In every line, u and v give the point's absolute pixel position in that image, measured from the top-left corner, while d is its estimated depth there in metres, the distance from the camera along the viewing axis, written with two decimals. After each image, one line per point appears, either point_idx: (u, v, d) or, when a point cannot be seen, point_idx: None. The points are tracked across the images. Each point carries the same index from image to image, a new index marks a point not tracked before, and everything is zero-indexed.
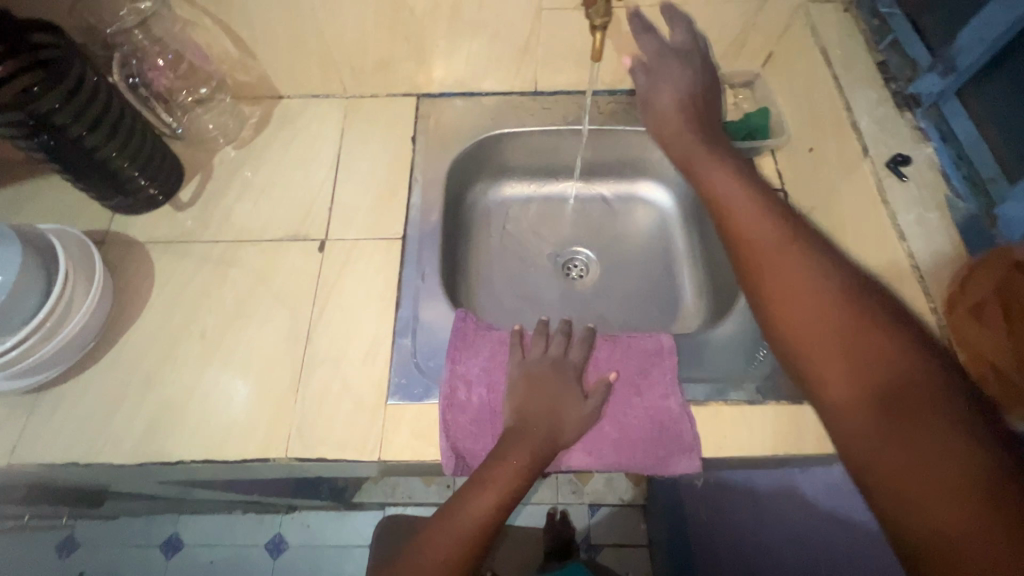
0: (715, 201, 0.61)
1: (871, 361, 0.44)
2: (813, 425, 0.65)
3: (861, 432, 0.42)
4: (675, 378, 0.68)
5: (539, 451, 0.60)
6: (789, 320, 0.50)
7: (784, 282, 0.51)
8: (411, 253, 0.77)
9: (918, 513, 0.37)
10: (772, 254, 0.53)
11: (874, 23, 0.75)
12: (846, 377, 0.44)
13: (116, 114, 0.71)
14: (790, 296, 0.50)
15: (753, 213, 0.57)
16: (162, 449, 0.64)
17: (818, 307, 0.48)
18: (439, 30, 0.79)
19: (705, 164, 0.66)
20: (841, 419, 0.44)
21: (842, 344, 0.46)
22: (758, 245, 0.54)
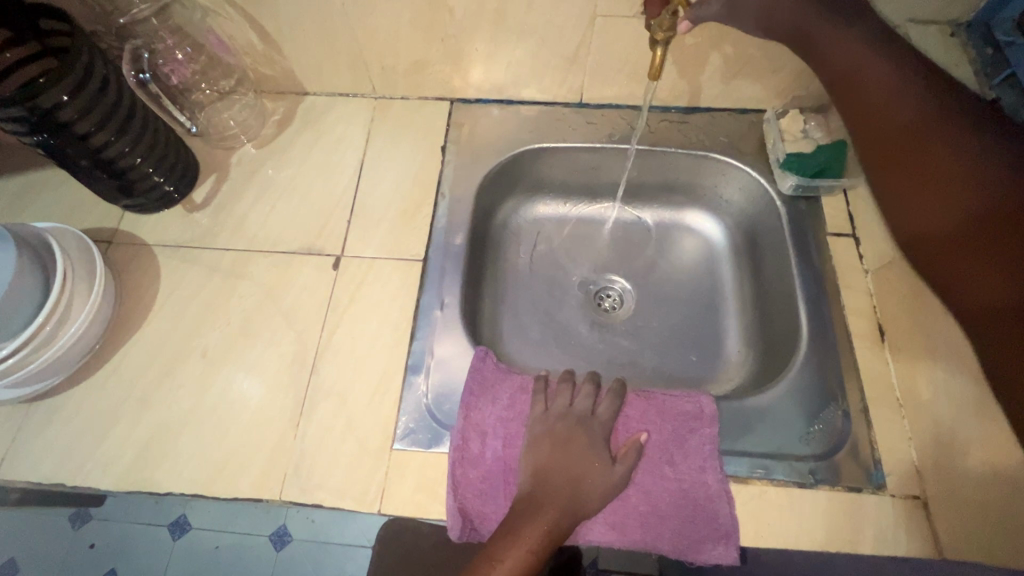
0: (843, 89, 0.56)
1: (1011, 245, 0.44)
2: (874, 521, 0.56)
3: (982, 319, 0.46)
4: (715, 449, 0.60)
5: (554, 529, 0.53)
6: (933, 209, 0.51)
7: (924, 178, 0.51)
8: (432, 277, 0.70)
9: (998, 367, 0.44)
10: (912, 144, 0.51)
11: (988, 52, 0.64)
12: (985, 260, 0.46)
13: (127, 109, 0.65)
14: (939, 189, 0.50)
15: (892, 99, 0.53)
16: (152, 477, 0.60)
17: (958, 193, 0.48)
18: (480, 32, 0.72)
19: (835, 54, 0.55)
20: (975, 297, 0.47)
21: (979, 225, 0.46)
22: (901, 130, 0.52)
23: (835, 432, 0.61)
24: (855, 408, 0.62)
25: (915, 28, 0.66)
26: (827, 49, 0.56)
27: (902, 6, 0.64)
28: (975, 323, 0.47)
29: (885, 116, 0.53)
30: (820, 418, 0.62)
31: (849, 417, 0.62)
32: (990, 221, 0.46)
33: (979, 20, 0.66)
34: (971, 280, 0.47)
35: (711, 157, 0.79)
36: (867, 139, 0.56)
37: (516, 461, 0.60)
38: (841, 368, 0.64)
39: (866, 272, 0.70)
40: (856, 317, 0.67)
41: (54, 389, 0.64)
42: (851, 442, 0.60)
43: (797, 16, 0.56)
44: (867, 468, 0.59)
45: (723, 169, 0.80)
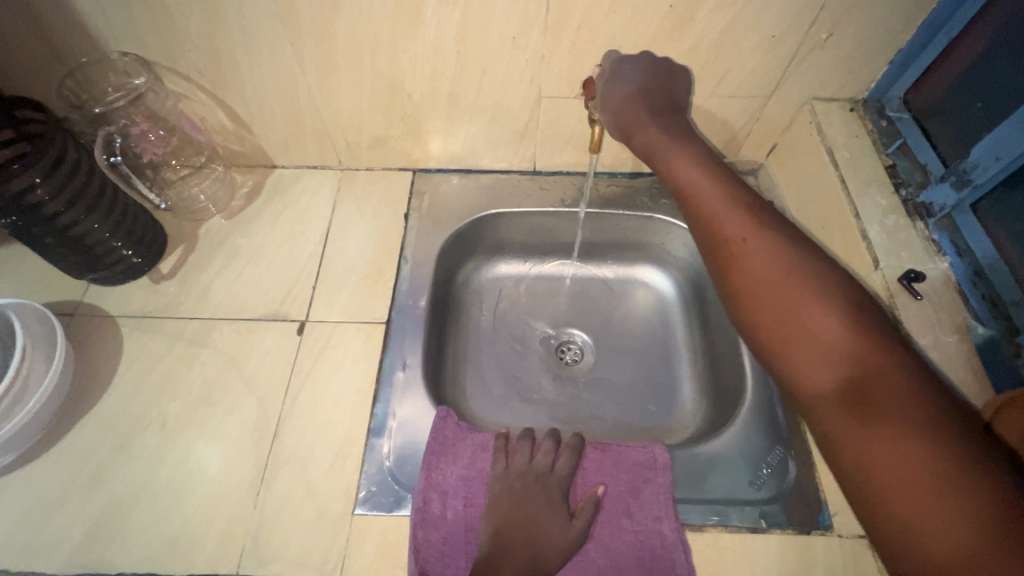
0: (681, 191, 0.55)
1: (851, 354, 0.41)
2: (824, 563, 0.58)
3: (832, 412, 0.39)
4: (670, 498, 0.62)
5: None
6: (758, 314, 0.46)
7: (751, 277, 0.47)
8: (394, 339, 0.73)
9: (872, 473, 0.36)
10: (737, 251, 0.49)
11: (883, 124, 0.74)
12: (816, 357, 0.42)
13: (97, 188, 0.68)
14: (761, 291, 0.46)
15: (720, 203, 0.52)
16: (102, 556, 0.58)
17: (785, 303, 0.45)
18: (436, 111, 0.78)
19: (676, 162, 0.55)
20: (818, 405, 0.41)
21: (806, 328, 0.43)
22: (726, 232, 0.50)
23: (783, 475, 0.64)
24: (800, 451, 0.65)
25: (819, 105, 0.75)
26: (670, 156, 0.56)
27: (807, 86, 0.73)
28: (843, 430, 0.38)
29: (718, 219, 0.51)
30: (767, 462, 0.65)
31: (794, 460, 0.65)
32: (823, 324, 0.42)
33: (873, 97, 0.75)
34: (807, 380, 0.42)
35: (655, 217, 0.86)
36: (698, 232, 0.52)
37: (477, 521, 0.61)
38: (784, 413, 0.68)
39: None
40: None
41: (4, 467, 0.63)
42: (798, 484, 0.63)
43: (653, 138, 0.57)
44: (815, 509, 0.61)
45: (667, 227, 0.86)
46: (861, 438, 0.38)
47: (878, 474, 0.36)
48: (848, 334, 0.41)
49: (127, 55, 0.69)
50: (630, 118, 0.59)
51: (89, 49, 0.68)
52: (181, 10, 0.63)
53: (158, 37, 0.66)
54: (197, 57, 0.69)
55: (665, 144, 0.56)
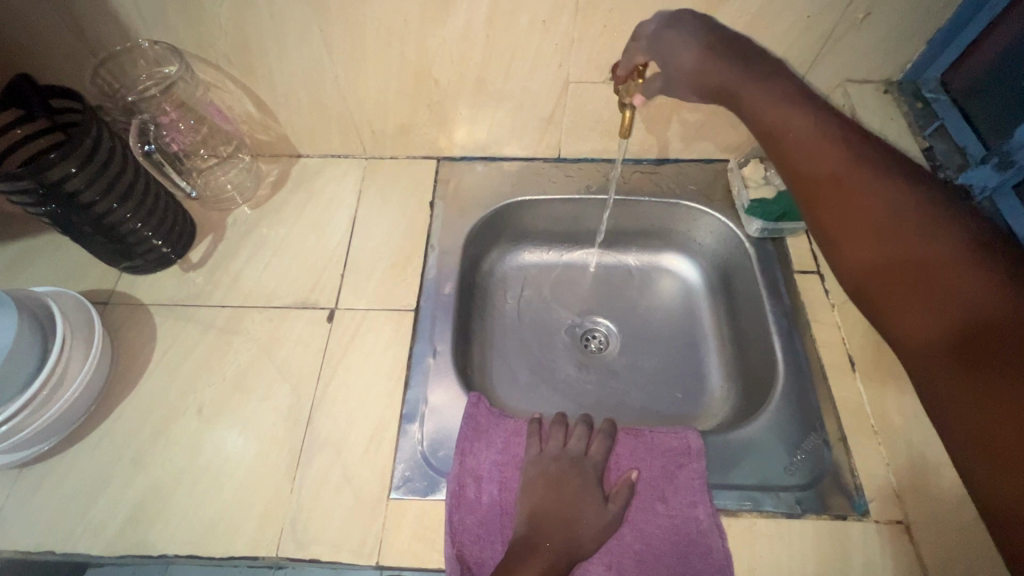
0: (768, 137, 0.53)
1: (968, 322, 0.41)
2: (860, 548, 0.58)
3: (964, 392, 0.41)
4: (704, 483, 0.61)
5: (550, 567, 0.54)
6: (866, 275, 0.48)
7: (859, 232, 0.48)
8: (423, 326, 0.73)
9: (971, 438, 0.40)
10: (837, 191, 0.49)
11: (919, 106, 0.73)
12: (937, 326, 0.43)
13: (129, 176, 0.69)
14: (873, 249, 0.47)
15: (816, 146, 0.50)
16: (144, 538, 0.59)
17: (897, 266, 0.46)
18: (463, 98, 0.78)
19: (756, 99, 0.53)
20: (935, 373, 0.43)
21: (922, 286, 0.44)
22: (828, 183, 0.49)
23: (817, 460, 0.64)
24: (834, 436, 0.65)
25: (852, 87, 0.74)
26: (753, 98, 0.53)
27: (842, 68, 0.72)
28: (955, 404, 0.41)
29: (814, 160, 0.50)
30: (802, 448, 0.64)
31: (828, 446, 0.64)
32: (935, 288, 0.43)
33: (907, 79, 0.74)
34: (929, 349, 0.44)
35: (682, 204, 0.85)
36: (796, 186, 0.52)
37: (512, 505, 0.61)
38: (817, 398, 0.68)
39: (834, 306, 0.74)
40: (828, 350, 0.71)
41: (46, 453, 0.64)
42: (832, 470, 0.63)
43: (727, 75, 0.54)
44: (850, 494, 0.61)
45: (694, 214, 0.85)
46: (972, 419, 0.40)
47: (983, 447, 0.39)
48: (976, 299, 0.41)
49: (159, 43, 0.70)
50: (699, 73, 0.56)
51: (122, 37, 0.69)
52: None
53: (188, 25, 0.67)
54: (226, 45, 0.69)
55: (744, 82, 0.53)
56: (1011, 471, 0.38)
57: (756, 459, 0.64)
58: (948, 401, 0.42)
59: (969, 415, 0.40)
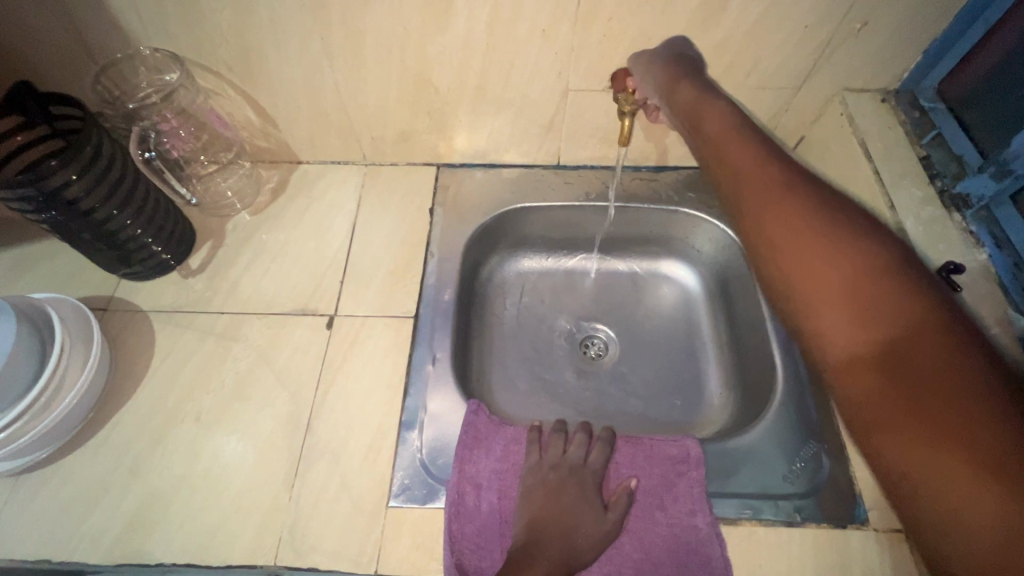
0: (718, 144, 0.53)
1: (905, 331, 0.37)
2: (860, 557, 0.58)
3: (876, 403, 0.36)
4: (704, 491, 0.61)
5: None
6: (807, 287, 0.42)
7: (787, 233, 0.45)
8: (422, 333, 0.73)
9: (853, 414, 0.38)
10: (771, 198, 0.47)
11: (916, 115, 0.73)
12: (861, 330, 0.39)
13: (129, 183, 0.69)
14: (785, 244, 0.45)
15: (755, 156, 0.50)
16: (141, 546, 0.58)
17: (844, 278, 0.41)
18: (462, 106, 0.78)
19: (709, 112, 0.54)
20: (854, 373, 0.38)
21: (847, 284, 0.40)
22: (760, 187, 0.48)
23: (816, 468, 0.63)
24: (833, 444, 0.65)
25: (850, 96, 0.74)
26: (707, 109, 0.54)
27: (839, 77, 0.72)
28: (874, 407, 0.36)
29: (751, 171, 0.49)
30: (801, 456, 0.64)
31: (827, 454, 0.64)
32: (856, 292, 0.40)
33: (905, 88, 0.74)
34: (836, 342, 0.40)
35: (681, 211, 0.85)
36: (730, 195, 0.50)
37: (510, 513, 0.61)
38: (815, 405, 0.68)
39: None
40: None
41: (43, 460, 0.64)
42: (832, 479, 0.63)
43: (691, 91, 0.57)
44: (850, 503, 0.61)
45: (693, 221, 0.86)
46: (901, 437, 0.34)
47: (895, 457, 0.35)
48: (909, 305, 0.38)
49: (160, 51, 0.70)
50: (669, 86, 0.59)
51: (122, 45, 0.69)
52: (212, 6, 0.63)
53: (189, 32, 0.67)
54: (227, 52, 0.69)
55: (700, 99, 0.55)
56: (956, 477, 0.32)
57: (755, 466, 0.64)
58: (859, 411, 0.37)
59: (907, 431, 0.34)
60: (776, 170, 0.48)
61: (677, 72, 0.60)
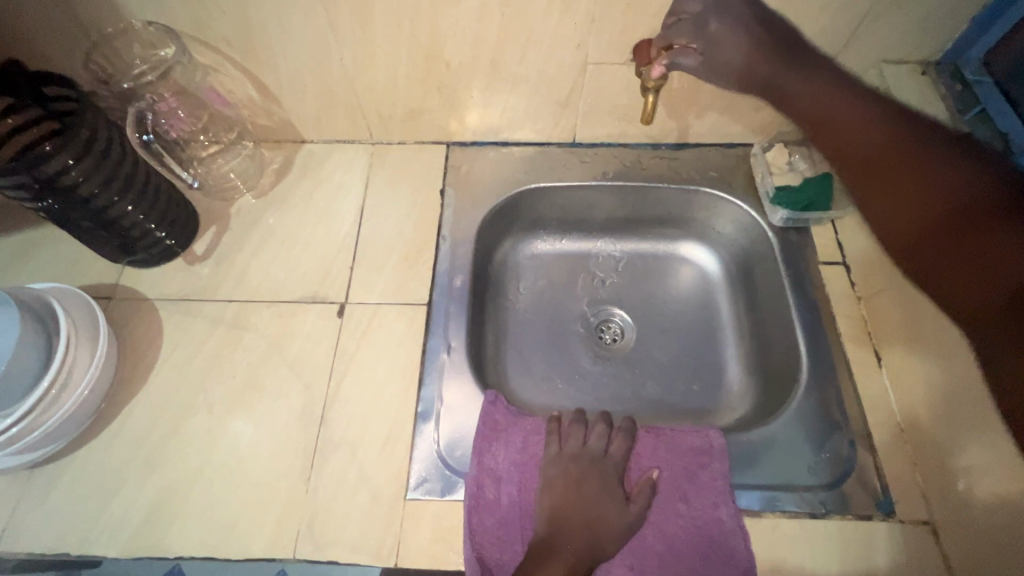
0: (813, 116, 0.57)
1: (1015, 270, 0.41)
2: (885, 549, 0.57)
3: (991, 338, 0.42)
4: (727, 484, 0.60)
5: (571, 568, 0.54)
6: (925, 245, 0.47)
7: (897, 201, 0.50)
8: (437, 321, 0.71)
9: (970, 346, 0.44)
10: (885, 161, 0.51)
11: (958, 88, 0.69)
12: (973, 279, 0.44)
13: (129, 167, 0.66)
14: (908, 196, 0.49)
15: (861, 121, 0.54)
16: (159, 541, 0.58)
17: (946, 221, 0.46)
18: (475, 81, 0.74)
19: (793, 90, 0.59)
20: (985, 326, 0.42)
21: (967, 238, 0.45)
22: (877, 153, 0.52)
23: (841, 460, 0.62)
24: (859, 434, 0.63)
25: (887, 68, 0.70)
26: (793, 87, 0.59)
27: (878, 47, 0.68)
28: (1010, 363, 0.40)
29: (854, 140, 0.53)
30: (827, 447, 0.63)
31: (853, 444, 0.63)
32: (975, 243, 0.44)
33: (947, 59, 0.70)
34: (960, 293, 0.45)
35: (702, 190, 0.82)
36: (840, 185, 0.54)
37: (531, 506, 0.60)
38: (840, 394, 0.66)
39: (861, 299, 0.72)
40: (854, 346, 0.69)
41: (57, 453, 0.63)
42: (857, 471, 0.61)
43: (773, 72, 0.60)
44: (876, 495, 0.60)
45: (715, 201, 0.82)
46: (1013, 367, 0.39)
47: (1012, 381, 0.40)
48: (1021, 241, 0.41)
49: (153, 25, 0.66)
50: (746, 72, 0.61)
51: (113, 18, 0.65)
52: None
53: (185, 5, 0.62)
54: (225, 25, 0.65)
55: (790, 78, 0.59)
56: None
57: (778, 457, 0.62)
58: (998, 359, 0.41)
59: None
60: (884, 132, 0.52)
61: (755, 46, 0.60)
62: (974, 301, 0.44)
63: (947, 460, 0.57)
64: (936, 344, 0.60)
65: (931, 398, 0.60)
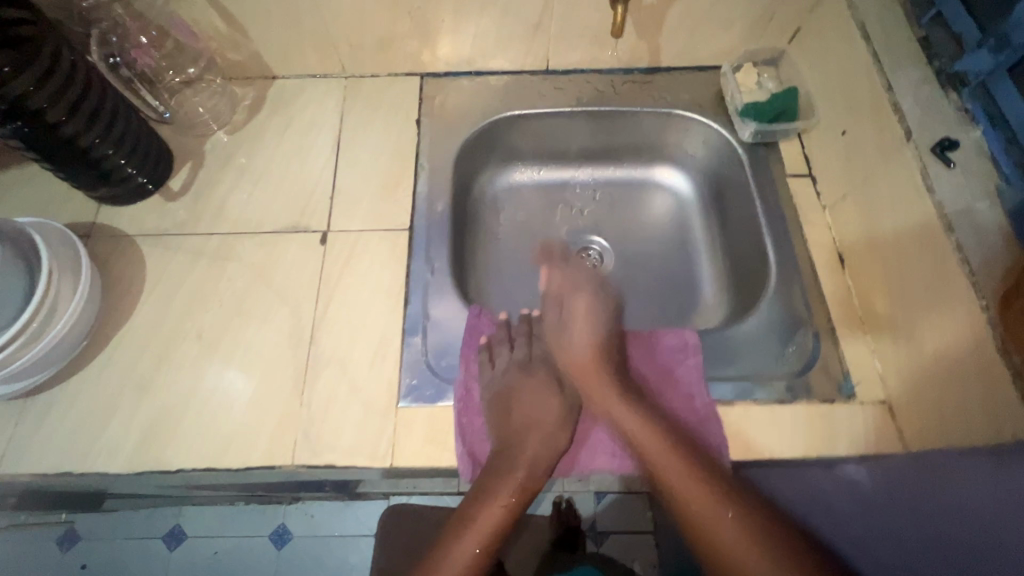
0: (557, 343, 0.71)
1: (711, 501, 0.54)
2: (848, 427, 0.62)
3: (693, 512, 0.54)
4: (702, 377, 0.65)
5: (527, 475, 0.60)
6: (650, 444, 0.59)
7: (637, 436, 0.60)
8: (418, 244, 0.72)
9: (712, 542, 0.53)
10: (592, 375, 0.66)
11: None
12: (681, 490, 0.56)
13: (96, 96, 0.65)
14: (602, 402, 0.64)
15: (589, 318, 0.72)
16: (157, 457, 0.59)
17: (673, 437, 0.59)
18: (445, 4, 0.74)
19: (579, 296, 0.75)
20: (711, 517, 0.53)
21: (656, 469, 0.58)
22: (600, 383, 0.65)
23: (808, 353, 0.66)
24: (824, 328, 0.67)
25: None
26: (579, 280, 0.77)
27: None
28: (688, 487, 0.56)
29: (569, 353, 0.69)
30: (794, 341, 0.67)
31: (817, 338, 0.67)
32: (664, 470, 0.57)
33: None
34: (682, 503, 0.56)
35: (674, 113, 0.83)
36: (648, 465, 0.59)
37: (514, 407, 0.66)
38: (807, 294, 0.69)
39: (827, 208, 0.74)
40: (819, 251, 0.72)
41: (48, 383, 0.63)
42: (822, 361, 0.65)
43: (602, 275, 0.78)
44: (838, 381, 0.64)
45: (687, 123, 0.84)
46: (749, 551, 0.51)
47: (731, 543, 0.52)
48: (709, 483, 0.55)
49: None
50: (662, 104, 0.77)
51: None
52: None
53: None
54: None
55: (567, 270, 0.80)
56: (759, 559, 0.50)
57: (748, 353, 0.66)
58: (732, 545, 0.52)
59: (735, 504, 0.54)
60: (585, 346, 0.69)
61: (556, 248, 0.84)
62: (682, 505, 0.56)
63: (904, 343, 0.61)
64: (892, 238, 0.63)
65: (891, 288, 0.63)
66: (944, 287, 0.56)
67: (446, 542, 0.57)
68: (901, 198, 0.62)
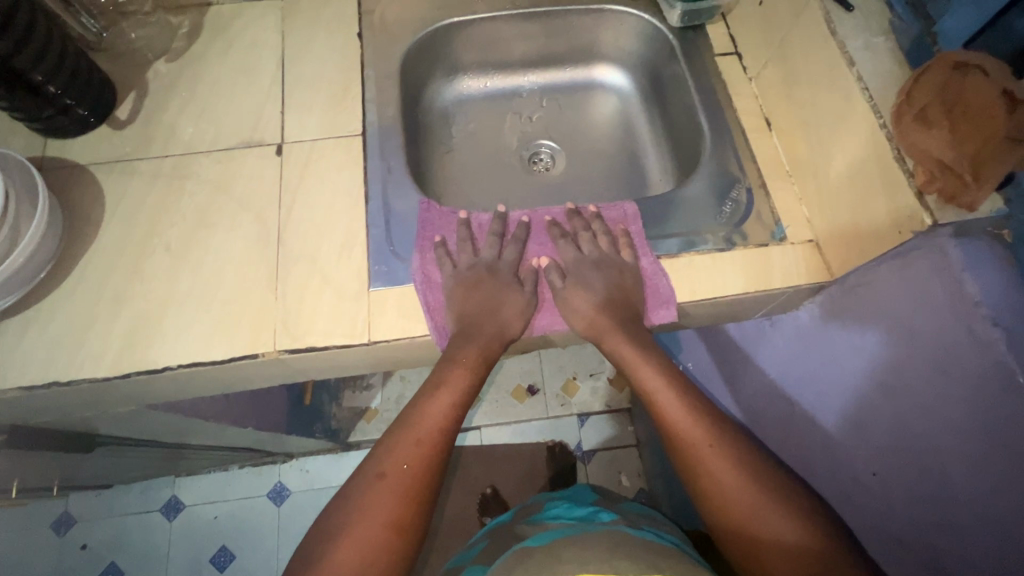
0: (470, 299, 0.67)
1: (744, 489, 0.60)
2: (779, 262, 0.69)
3: (744, 509, 0.59)
4: (645, 239, 0.70)
5: (485, 348, 0.65)
6: (705, 449, 0.61)
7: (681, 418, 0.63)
8: (373, 147, 0.75)
9: (736, 525, 0.59)
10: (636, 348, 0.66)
11: None
12: (721, 477, 0.60)
13: (44, 35, 0.64)
14: (651, 375, 0.65)
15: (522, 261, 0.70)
16: (146, 357, 0.63)
17: (702, 434, 0.62)
18: None
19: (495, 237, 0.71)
20: (748, 511, 0.59)
21: (700, 459, 0.61)
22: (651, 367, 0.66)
23: (743, 206, 0.72)
24: (756, 184, 0.73)
25: None
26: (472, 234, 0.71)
27: None
28: (763, 515, 0.58)
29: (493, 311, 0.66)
30: (731, 198, 0.73)
31: (751, 192, 0.73)
32: (712, 467, 0.61)
33: None
34: (722, 487, 0.60)
35: (606, 7, 0.86)
36: (608, 341, 0.67)
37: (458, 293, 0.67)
38: (737, 157, 0.75)
39: (752, 79, 0.80)
40: (747, 116, 0.78)
41: (22, 306, 0.65)
42: (755, 212, 0.71)
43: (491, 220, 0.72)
44: (770, 227, 0.70)
45: (618, 17, 0.87)
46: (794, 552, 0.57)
47: (763, 525, 0.58)
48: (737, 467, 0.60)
49: None
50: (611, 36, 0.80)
51: None
52: None
53: None
54: None
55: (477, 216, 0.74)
56: (799, 543, 0.57)
57: (688, 211, 0.72)
58: (777, 547, 0.57)
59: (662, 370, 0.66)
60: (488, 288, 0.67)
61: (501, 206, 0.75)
62: (726, 488, 0.60)
63: (822, 182, 0.68)
64: (808, 87, 0.69)
65: (809, 135, 0.70)
66: (852, 121, 0.63)
67: (419, 398, 0.63)
68: (811, 48, 0.68)
